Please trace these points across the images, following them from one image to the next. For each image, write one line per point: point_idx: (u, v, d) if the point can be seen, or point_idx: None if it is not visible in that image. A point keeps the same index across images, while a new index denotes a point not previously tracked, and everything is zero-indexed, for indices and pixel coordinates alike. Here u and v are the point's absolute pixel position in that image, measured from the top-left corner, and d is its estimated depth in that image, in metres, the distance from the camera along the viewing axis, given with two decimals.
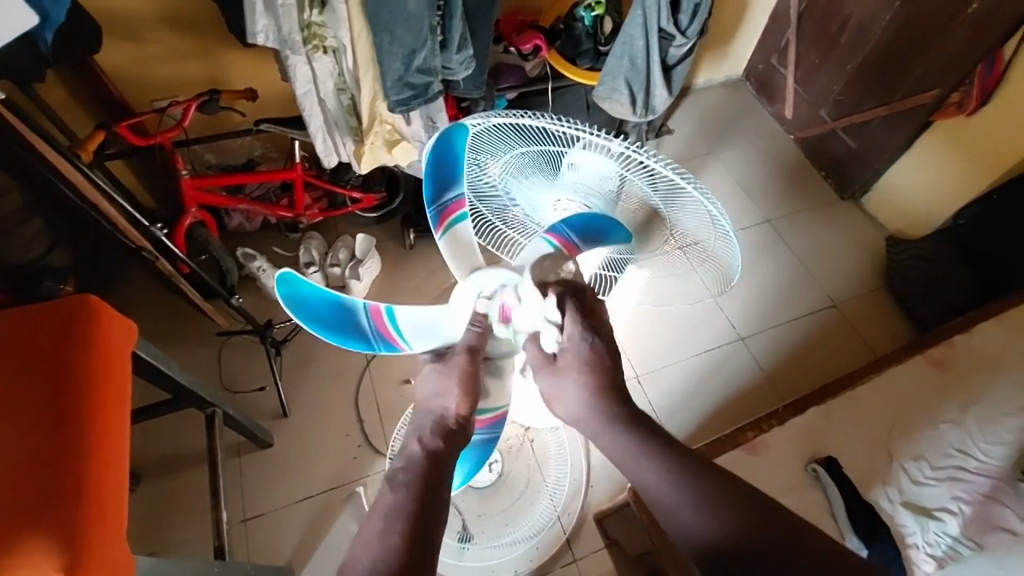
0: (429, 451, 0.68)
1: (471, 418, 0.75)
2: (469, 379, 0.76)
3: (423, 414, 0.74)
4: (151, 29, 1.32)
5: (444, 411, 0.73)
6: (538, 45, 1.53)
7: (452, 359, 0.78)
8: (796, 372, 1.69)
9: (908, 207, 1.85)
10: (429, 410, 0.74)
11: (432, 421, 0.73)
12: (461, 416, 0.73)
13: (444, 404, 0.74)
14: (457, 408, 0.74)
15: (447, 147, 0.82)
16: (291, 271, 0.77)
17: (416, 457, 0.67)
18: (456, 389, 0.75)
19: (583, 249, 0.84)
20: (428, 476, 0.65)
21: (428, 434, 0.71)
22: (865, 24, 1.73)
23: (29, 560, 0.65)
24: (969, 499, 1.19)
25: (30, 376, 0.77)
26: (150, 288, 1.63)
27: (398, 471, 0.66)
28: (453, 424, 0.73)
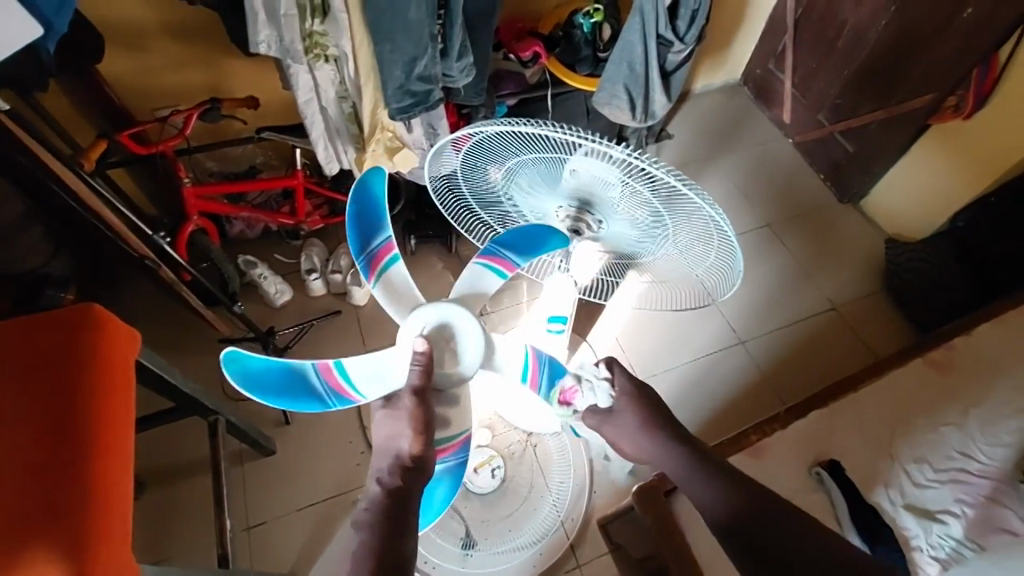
0: (389, 488, 0.70)
1: (426, 455, 0.75)
2: (421, 417, 0.77)
3: (379, 458, 0.75)
4: (154, 38, 1.33)
5: (396, 452, 0.75)
6: (537, 52, 1.55)
7: (398, 400, 0.78)
8: (797, 375, 1.69)
9: (906, 210, 1.87)
10: (383, 450, 0.76)
11: (388, 462, 0.74)
12: (414, 452, 0.74)
13: (397, 445, 0.75)
14: (412, 447, 0.75)
15: (364, 198, 0.92)
16: (234, 349, 0.85)
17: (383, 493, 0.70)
18: (409, 428, 0.76)
19: (518, 260, 0.95)
20: (393, 511, 0.68)
21: (386, 474, 0.72)
22: (861, 30, 1.75)
23: (33, 570, 0.65)
24: (971, 501, 1.20)
25: (34, 385, 0.77)
26: (152, 295, 1.63)
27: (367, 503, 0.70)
28: (408, 462, 0.74)
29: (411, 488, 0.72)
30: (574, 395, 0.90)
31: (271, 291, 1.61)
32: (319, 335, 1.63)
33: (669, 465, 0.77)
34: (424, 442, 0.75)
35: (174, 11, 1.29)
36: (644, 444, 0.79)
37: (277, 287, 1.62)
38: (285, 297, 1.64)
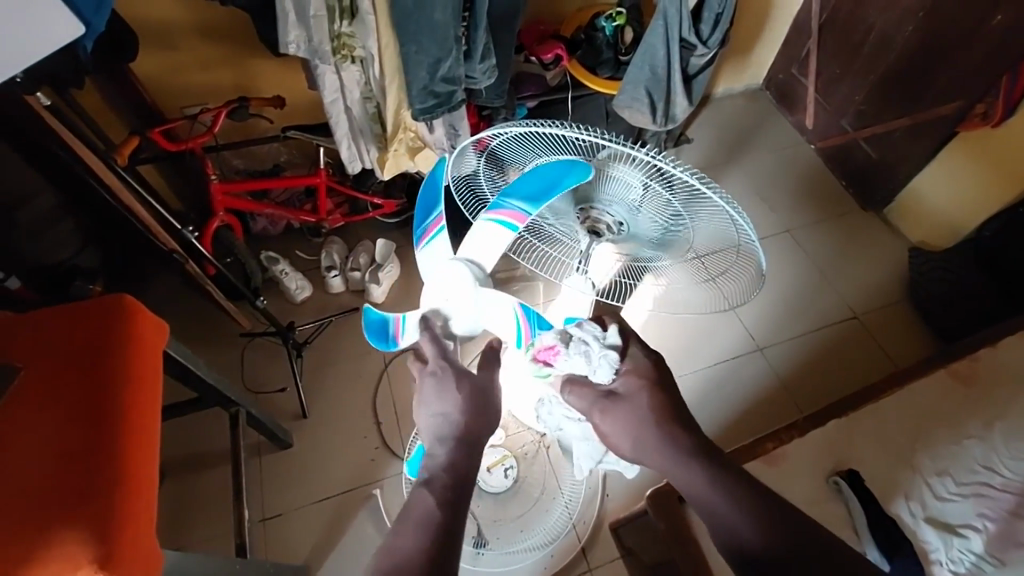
0: (449, 461, 0.70)
1: (483, 430, 0.75)
2: (469, 391, 0.77)
3: (434, 431, 0.75)
4: (185, 38, 1.37)
5: (448, 425, 0.74)
6: (559, 54, 1.56)
7: (452, 378, 0.78)
8: (815, 383, 1.67)
9: (931, 217, 1.83)
10: (436, 426, 0.75)
11: (446, 435, 0.74)
12: (467, 427, 0.74)
13: (450, 418, 0.75)
14: (460, 419, 0.74)
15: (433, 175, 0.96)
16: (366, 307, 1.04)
17: (452, 468, 0.69)
18: (463, 407, 0.76)
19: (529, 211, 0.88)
20: (458, 489, 0.67)
21: (444, 448, 0.72)
22: (888, 35, 1.73)
23: (63, 550, 0.67)
24: (994, 516, 1.16)
25: (67, 374, 0.79)
26: (176, 288, 1.66)
27: (426, 476, 0.69)
28: (463, 435, 0.73)
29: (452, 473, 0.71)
30: (554, 356, 0.89)
31: (292, 287, 1.64)
32: (337, 331, 1.66)
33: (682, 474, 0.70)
34: (476, 415, 0.75)
35: (206, 11, 1.33)
36: (642, 443, 0.75)
37: (297, 284, 1.65)
38: (305, 293, 1.67)
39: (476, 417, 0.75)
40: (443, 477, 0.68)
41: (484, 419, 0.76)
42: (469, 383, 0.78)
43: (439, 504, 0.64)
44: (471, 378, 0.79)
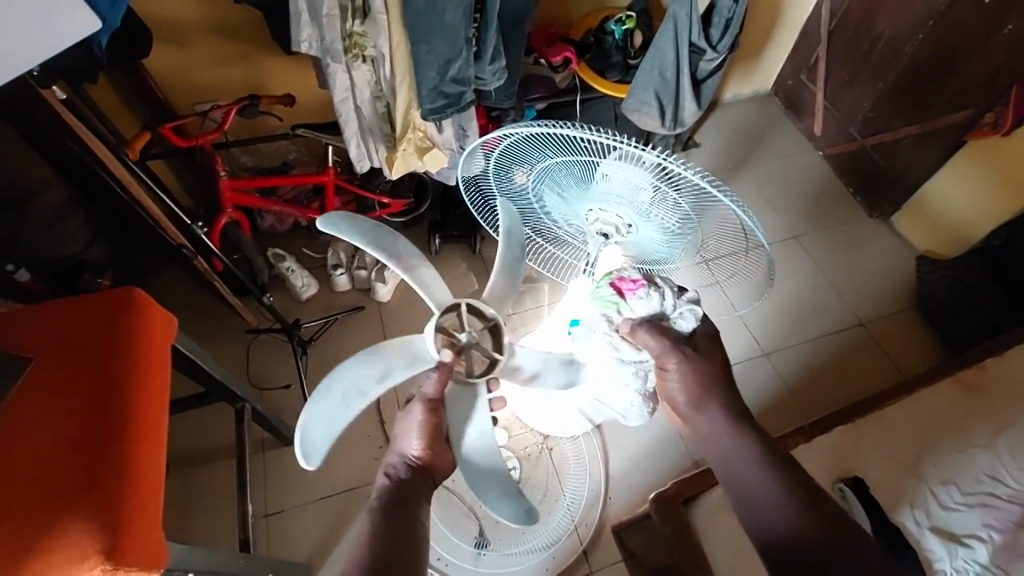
0: (393, 482, 0.79)
1: (433, 459, 0.83)
2: (432, 425, 0.84)
3: (390, 454, 0.83)
4: (197, 35, 1.38)
5: (406, 456, 0.82)
6: (568, 57, 1.57)
7: (412, 405, 0.85)
8: (821, 390, 1.67)
9: (940, 226, 1.83)
10: (393, 453, 0.83)
11: (399, 461, 0.82)
12: (419, 456, 0.82)
13: (406, 447, 0.82)
14: (419, 451, 0.82)
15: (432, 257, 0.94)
16: None
17: (396, 490, 0.78)
18: (419, 433, 0.83)
19: None
20: (393, 505, 0.76)
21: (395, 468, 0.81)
22: (898, 43, 1.73)
23: (71, 540, 0.68)
24: (1000, 527, 1.15)
25: (77, 365, 0.80)
26: (183, 284, 1.67)
27: (374, 493, 0.78)
28: (413, 463, 0.82)
29: (419, 490, 0.79)
30: (632, 291, 0.90)
31: (298, 284, 1.64)
32: (342, 329, 1.67)
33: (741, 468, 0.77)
34: (429, 448, 0.82)
35: (219, 9, 1.34)
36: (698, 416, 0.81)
37: (304, 281, 1.65)
38: (311, 290, 1.67)
39: (431, 452, 0.82)
40: (384, 497, 0.77)
41: (441, 457, 0.84)
42: (439, 415, 0.85)
43: (377, 521, 0.74)
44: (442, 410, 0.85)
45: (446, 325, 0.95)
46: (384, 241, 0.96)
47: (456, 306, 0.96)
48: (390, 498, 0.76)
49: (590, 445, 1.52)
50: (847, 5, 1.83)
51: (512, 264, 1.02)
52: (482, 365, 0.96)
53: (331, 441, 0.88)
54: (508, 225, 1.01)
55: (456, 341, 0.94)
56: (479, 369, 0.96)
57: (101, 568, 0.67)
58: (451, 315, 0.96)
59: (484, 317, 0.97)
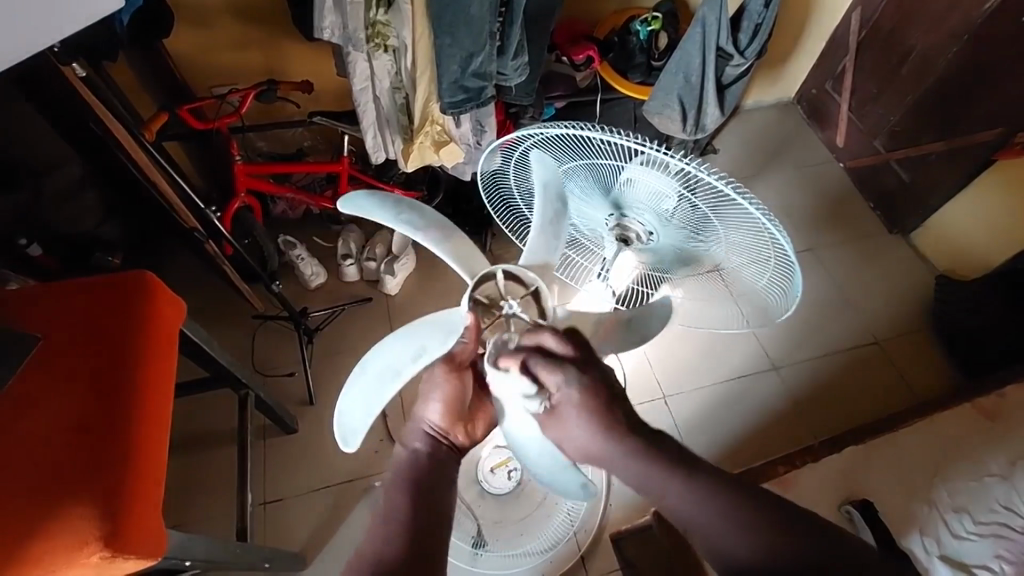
0: (416, 455, 0.72)
1: (455, 432, 0.76)
2: (454, 391, 0.78)
3: (410, 424, 0.76)
4: (219, 17, 1.36)
5: (428, 423, 0.75)
6: (591, 56, 1.53)
7: (433, 370, 0.79)
8: (832, 408, 1.64)
9: (961, 248, 1.80)
10: (413, 423, 0.76)
11: (422, 433, 0.74)
12: (441, 427, 0.75)
13: (427, 415, 0.76)
14: (441, 422, 0.75)
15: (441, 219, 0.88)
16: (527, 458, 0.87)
17: (414, 459, 0.71)
18: (442, 403, 0.76)
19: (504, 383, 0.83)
20: (424, 480, 0.68)
21: (419, 441, 0.74)
22: (929, 57, 1.68)
23: (72, 524, 0.67)
24: (1012, 560, 1.12)
25: (87, 344, 0.79)
26: (192, 267, 1.67)
27: (391, 464, 0.71)
28: (435, 435, 0.74)
29: None
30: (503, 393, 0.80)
31: (306, 272, 1.63)
32: (349, 319, 1.65)
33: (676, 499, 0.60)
34: (451, 419, 0.76)
35: None
36: (618, 464, 0.63)
37: (313, 270, 1.64)
38: (320, 279, 1.66)
39: (453, 420, 0.76)
40: (403, 466, 0.70)
41: (461, 430, 0.77)
42: (462, 383, 0.79)
43: (409, 507, 0.64)
44: (465, 375, 0.80)
45: (486, 295, 0.85)
46: (410, 216, 0.87)
47: (491, 273, 0.84)
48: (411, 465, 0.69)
49: None
50: (877, 16, 1.79)
51: (553, 219, 0.88)
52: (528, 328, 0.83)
53: (368, 422, 0.82)
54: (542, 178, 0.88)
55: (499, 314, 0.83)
56: (522, 337, 0.83)
57: (100, 555, 0.66)
58: (487, 285, 0.85)
59: (524, 283, 0.84)
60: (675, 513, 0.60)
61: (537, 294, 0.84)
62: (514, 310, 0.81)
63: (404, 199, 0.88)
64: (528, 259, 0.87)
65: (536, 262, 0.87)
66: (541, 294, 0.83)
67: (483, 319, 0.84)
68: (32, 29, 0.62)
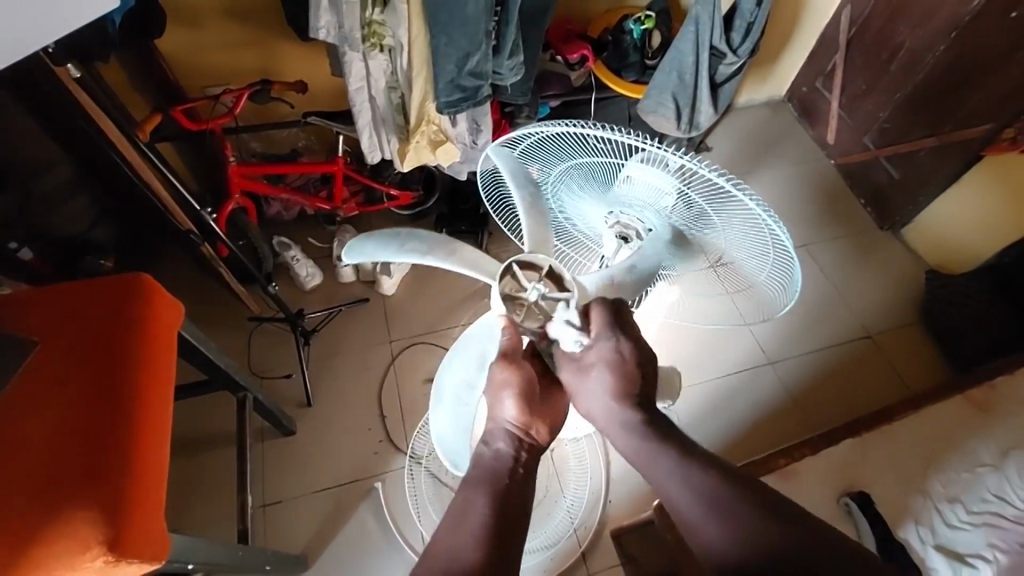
0: (502, 458, 0.71)
1: (537, 423, 0.74)
2: (523, 382, 0.75)
3: (489, 429, 0.75)
4: (211, 17, 1.35)
5: (506, 421, 0.74)
6: (585, 55, 1.53)
7: (493, 370, 0.77)
8: (827, 403, 1.66)
9: (950, 241, 1.83)
10: (493, 422, 0.75)
11: (504, 438, 0.73)
12: (520, 419, 0.73)
13: (503, 416, 0.74)
14: (517, 415, 0.74)
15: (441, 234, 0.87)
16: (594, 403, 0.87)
17: (498, 461, 0.70)
18: (513, 396, 0.74)
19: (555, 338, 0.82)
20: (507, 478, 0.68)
21: (504, 443, 0.72)
22: (919, 53, 1.70)
23: (73, 530, 0.67)
24: (1006, 548, 1.15)
25: (85, 348, 0.79)
26: (185, 270, 1.65)
27: (473, 463, 0.71)
28: (517, 430, 0.73)
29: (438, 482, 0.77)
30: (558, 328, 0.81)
31: (302, 273, 1.63)
32: (346, 321, 1.65)
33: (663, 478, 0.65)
34: (526, 409, 0.74)
35: None
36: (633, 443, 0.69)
37: (309, 270, 1.63)
38: (316, 280, 1.65)
39: (529, 414, 0.74)
40: (483, 469, 0.69)
41: (542, 417, 0.75)
42: (524, 371, 0.76)
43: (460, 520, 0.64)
44: (523, 363, 0.77)
45: (507, 290, 0.85)
46: (413, 245, 0.86)
47: (507, 268, 0.85)
48: (494, 472, 0.68)
49: (593, 447, 1.51)
50: (867, 14, 1.81)
51: (535, 195, 0.89)
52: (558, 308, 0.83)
53: (464, 443, 0.94)
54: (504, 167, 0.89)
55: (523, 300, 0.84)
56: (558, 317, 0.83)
57: (103, 559, 0.66)
58: (507, 280, 0.85)
59: (538, 266, 0.85)
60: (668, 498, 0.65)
61: (554, 275, 0.85)
62: (541, 292, 0.82)
63: (405, 232, 0.86)
64: (530, 242, 0.87)
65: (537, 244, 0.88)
66: (559, 272, 0.84)
67: (514, 312, 0.84)
68: (24, 26, 0.60)
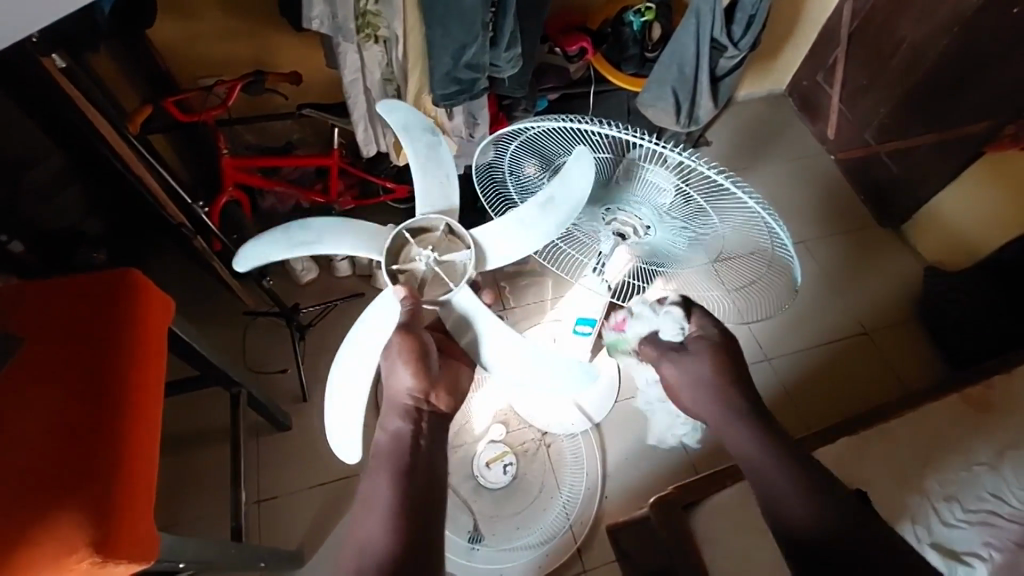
0: (403, 433, 0.75)
1: (430, 395, 0.79)
2: (416, 355, 0.80)
3: (388, 401, 0.80)
4: (203, 8, 1.33)
5: (405, 392, 0.79)
6: (584, 47, 1.50)
7: (389, 342, 0.82)
8: (823, 400, 1.66)
9: (952, 239, 1.81)
10: (393, 394, 0.80)
11: (399, 412, 0.78)
12: (417, 391, 0.78)
13: (400, 385, 0.79)
14: (413, 385, 0.78)
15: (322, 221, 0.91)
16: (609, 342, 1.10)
17: (398, 441, 0.74)
18: (407, 366, 0.79)
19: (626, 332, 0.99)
20: (404, 452, 0.73)
21: (396, 418, 0.77)
22: (921, 48, 1.68)
23: (58, 532, 0.65)
24: (1000, 546, 1.15)
25: (73, 345, 0.77)
26: (179, 264, 1.63)
27: (375, 450, 0.75)
28: (413, 403, 0.78)
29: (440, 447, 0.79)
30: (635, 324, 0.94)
31: (298, 268, 1.60)
32: (342, 316, 1.64)
33: (733, 429, 0.80)
34: (423, 378, 0.79)
35: None
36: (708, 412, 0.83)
37: (304, 265, 1.61)
38: (311, 275, 1.64)
39: (425, 382, 0.79)
40: (386, 451, 0.73)
41: (436, 387, 0.80)
42: (417, 342, 0.81)
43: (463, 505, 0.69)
44: (420, 334, 0.81)
45: (393, 253, 0.88)
46: (302, 237, 0.92)
47: (400, 236, 0.87)
48: (395, 449, 0.73)
49: (589, 441, 1.50)
50: (869, 8, 1.78)
51: (433, 151, 0.90)
52: (450, 267, 0.88)
53: (356, 431, 0.92)
54: (399, 120, 0.89)
55: (411, 261, 0.87)
56: (453, 279, 0.88)
57: (90, 561, 0.65)
58: (400, 251, 0.88)
59: (433, 230, 0.88)
60: (750, 465, 0.78)
61: (451, 229, 0.89)
62: (430, 258, 0.86)
63: (292, 226, 0.92)
64: (426, 205, 0.91)
65: (437, 207, 0.91)
66: (454, 228, 0.88)
67: (406, 280, 0.87)
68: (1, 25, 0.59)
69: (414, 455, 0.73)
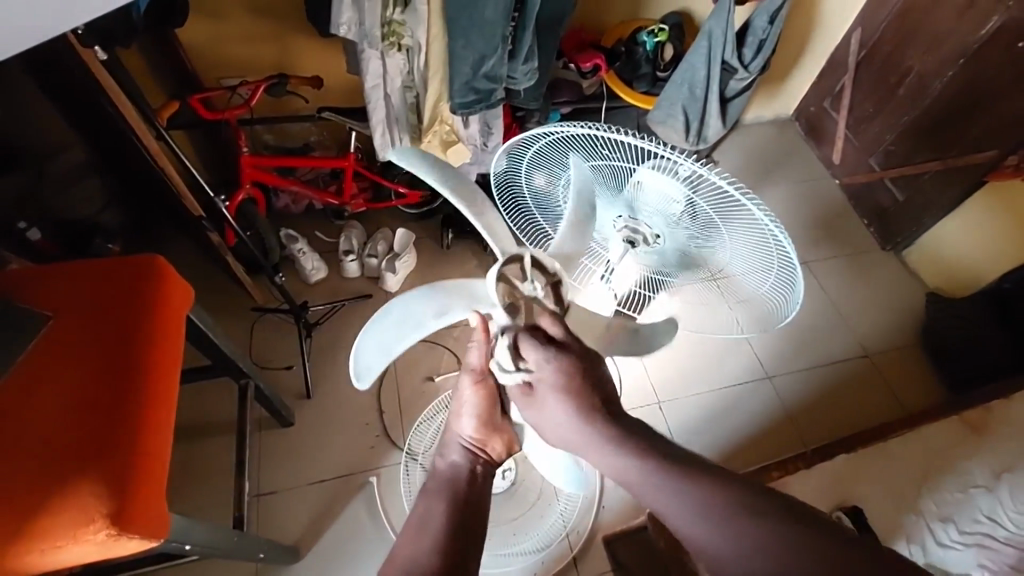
0: (464, 471, 0.74)
1: (495, 444, 0.78)
2: (488, 403, 0.77)
3: (447, 444, 0.78)
4: (233, 11, 1.38)
5: (463, 437, 0.77)
6: (597, 64, 1.56)
7: (463, 381, 0.77)
8: (823, 420, 1.66)
9: (952, 265, 1.84)
10: (450, 435, 0.79)
11: (461, 455, 0.76)
12: (477, 437, 0.77)
13: (460, 431, 0.78)
14: (474, 432, 0.77)
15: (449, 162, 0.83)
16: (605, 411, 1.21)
17: (453, 472, 0.74)
18: (474, 415, 0.77)
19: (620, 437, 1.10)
20: (459, 491, 0.71)
21: (458, 454, 0.77)
22: (927, 79, 1.73)
23: (75, 501, 0.68)
24: (994, 568, 1.15)
25: (97, 327, 0.80)
26: (191, 258, 1.66)
27: (432, 477, 0.75)
28: (473, 447, 0.77)
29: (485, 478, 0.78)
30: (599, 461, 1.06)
31: (307, 266, 1.64)
32: (348, 316, 1.66)
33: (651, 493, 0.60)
34: (485, 428, 0.77)
35: None
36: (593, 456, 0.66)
37: (314, 264, 1.65)
38: (320, 274, 1.67)
39: (486, 430, 0.77)
40: (445, 478, 0.73)
41: (498, 436, 0.78)
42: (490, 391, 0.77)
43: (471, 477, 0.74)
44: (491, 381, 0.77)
45: (509, 274, 0.80)
46: (446, 174, 0.83)
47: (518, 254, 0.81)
48: (452, 482, 0.72)
49: None
50: (876, 38, 1.83)
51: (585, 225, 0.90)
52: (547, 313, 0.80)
53: (383, 362, 0.81)
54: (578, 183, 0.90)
55: (518, 295, 0.80)
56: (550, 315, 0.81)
57: (106, 532, 0.67)
58: (512, 266, 0.81)
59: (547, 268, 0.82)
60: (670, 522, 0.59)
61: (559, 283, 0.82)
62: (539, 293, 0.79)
63: (446, 166, 0.83)
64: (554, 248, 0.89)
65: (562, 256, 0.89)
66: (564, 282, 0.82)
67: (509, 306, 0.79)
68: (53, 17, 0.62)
69: (470, 488, 0.72)
